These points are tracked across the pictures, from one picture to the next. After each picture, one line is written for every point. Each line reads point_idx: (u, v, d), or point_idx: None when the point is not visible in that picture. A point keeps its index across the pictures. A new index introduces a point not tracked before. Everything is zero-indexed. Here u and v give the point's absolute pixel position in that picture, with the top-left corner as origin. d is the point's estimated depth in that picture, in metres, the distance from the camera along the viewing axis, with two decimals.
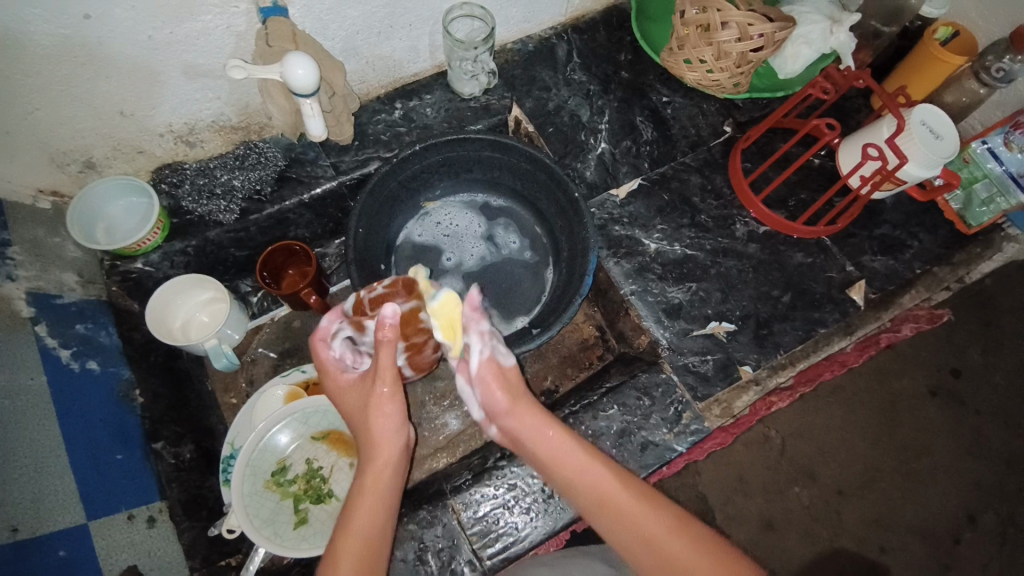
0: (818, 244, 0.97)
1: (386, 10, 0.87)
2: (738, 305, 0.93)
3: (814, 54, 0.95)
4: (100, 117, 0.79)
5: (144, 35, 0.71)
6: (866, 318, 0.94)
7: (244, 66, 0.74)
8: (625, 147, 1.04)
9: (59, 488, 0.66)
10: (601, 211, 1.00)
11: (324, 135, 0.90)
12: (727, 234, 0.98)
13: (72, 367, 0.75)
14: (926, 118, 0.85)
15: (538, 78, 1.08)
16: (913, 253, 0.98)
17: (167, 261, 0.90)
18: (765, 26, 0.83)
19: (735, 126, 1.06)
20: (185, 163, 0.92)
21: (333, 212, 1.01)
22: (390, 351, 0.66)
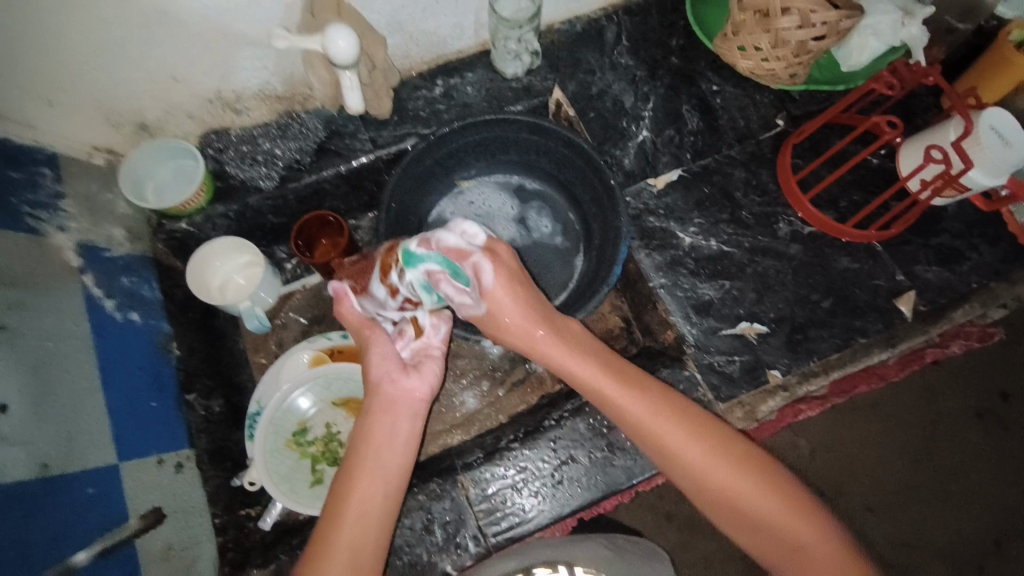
0: (867, 249, 0.92)
1: None
2: (773, 306, 0.89)
3: (881, 46, 0.90)
4: (154, 80, 0.82)
5: (200, 2, 0.73)
6: (913, 331, 0.88)
7: (287, 36, 0.76)
8: (668, 136, 1.01)
9: (92, 430, 0.69)
10: (636, 200, 0.97)
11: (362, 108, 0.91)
12: (767, 233, 0.94)
13: (115, 316, 0.80)
14: (995, 122, 0.79)
15: (582, 61, 1.06)
16: (971, 266, 0.92)
17: (209, 224, 0.94)
18: (830, 14, 0.78)
19: (788, 120, 1.01)
20: (231, 130, 0.94)
21: (369, 185, 1.03)
22: (348, 307, 0.74)
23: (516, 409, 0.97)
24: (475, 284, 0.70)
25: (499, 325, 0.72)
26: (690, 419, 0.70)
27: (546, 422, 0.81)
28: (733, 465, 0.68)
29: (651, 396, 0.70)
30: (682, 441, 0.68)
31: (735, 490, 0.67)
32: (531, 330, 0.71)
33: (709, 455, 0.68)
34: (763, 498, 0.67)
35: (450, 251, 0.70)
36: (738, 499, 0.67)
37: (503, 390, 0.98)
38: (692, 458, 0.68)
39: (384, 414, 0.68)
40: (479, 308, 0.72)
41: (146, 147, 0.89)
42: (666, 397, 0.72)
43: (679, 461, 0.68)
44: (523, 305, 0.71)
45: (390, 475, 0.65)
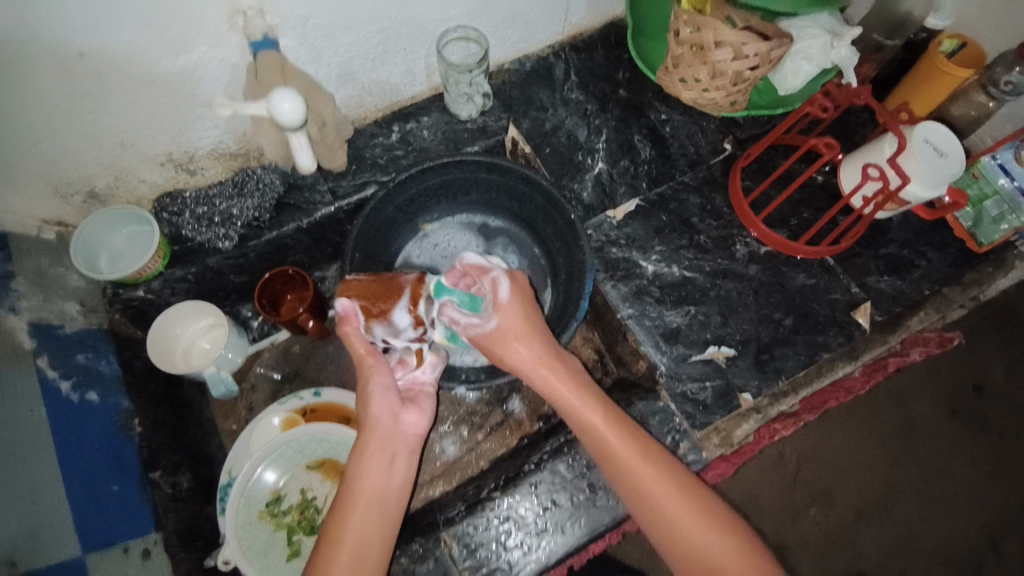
0: (822, 265, 0.95)
1: (379, 37, 0.88)
2: (739, 328, 0.91)
3: (814, 70, 0.93)
4: (102, 150, 0.80)
5: (141, 71, 0.73)
6: (873, 342, 0.91)
7: (227, 103, 0.76)
8: (623, 167, 1.03)
9: (55, 522, 0.68)
10: (597, 233, 0.99)
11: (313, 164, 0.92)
12: (727, 256, 0.96)
13: (72, 398, 0.78)
14: (929, 135, 0.80)
15: (534, 98, 1.08)
16: (921, 273, 0.95)
17: (167, 288, 0.92)
18: (760, 45, 0.79)
19: (736, 144, 1.04)
20: (184, 192, 0.93)
21: (331, 236, 1.03)
22: (358, 336, 0.74)
23: (496, 452, 0.96)
24: (493, 298, 0.76)
25: (505, 342, 0.75)
26: (670, 465, 0.69)
27: (526, 467, 0.82)
28: (708, 515, 0.66)
29: (636, 435, 0.71)
30: (658, 478, 0.68)
31: (707, 544, 0.65)
32: (537, 350, 0.75)
33: (686, 500, 0.67)
34: (733, 558, 0.64)
35: (473, 268, 0.77)
36: (709, 552, 0.64)
37: (483, 433, 0.97)
38: (670, 499, 0.67)
39: (382, 450, 0.69)
40: (500, 325, 0.75)
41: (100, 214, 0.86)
42: (648, 441, 0.71)
43: (660, 499, 0.67)
44: (539, 331, 0.76)
45: (384, 509, 0.66)
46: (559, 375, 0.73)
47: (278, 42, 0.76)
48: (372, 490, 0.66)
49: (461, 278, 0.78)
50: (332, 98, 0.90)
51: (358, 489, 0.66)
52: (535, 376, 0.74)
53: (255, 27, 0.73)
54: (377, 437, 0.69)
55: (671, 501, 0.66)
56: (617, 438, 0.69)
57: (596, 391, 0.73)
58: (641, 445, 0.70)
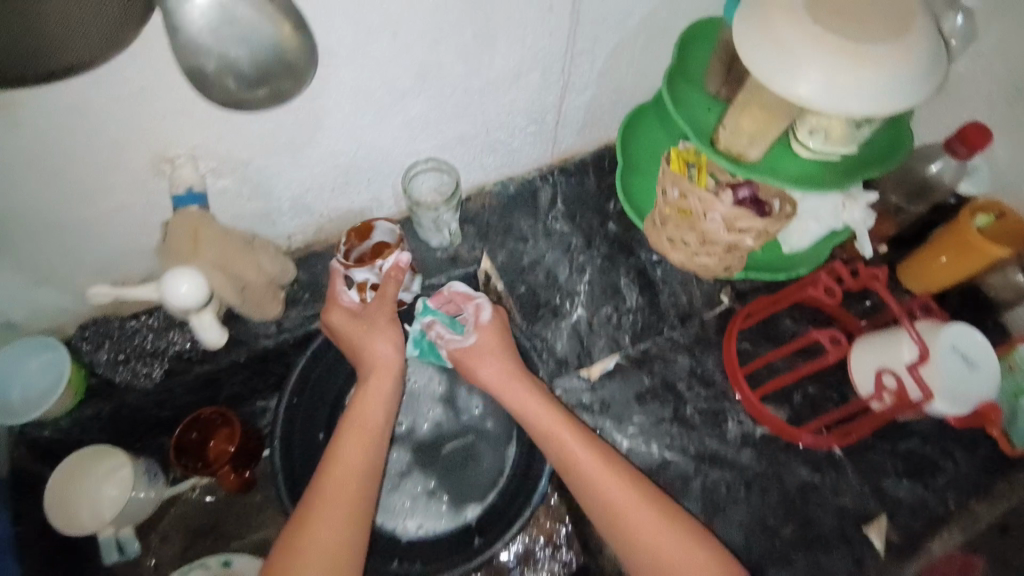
0: (829, 459, 0.80)
1: (340, 170, 0.80)
2: (724, 533, 0.76)
3: (823, 230, 0.82)
4: (12, 286, 0.73)
5: (53, 213, 0.66)
6: (889, 569, 0.75)
7: (107, 292, 0.69)
8: (604, 315, 0.91)
9: None
10: (568, 393, 0.87)
11: (224, 337, 0.76)
12: (716, 435, 0.82)
13: None
14: (955, 340, 0.67)
15: (514, 227, 0.99)
16: (949, 479, 0.80)
17: (77, 427, 0.82)
18: (755, 222, 0.68)
19: (735, 296, 0.92)
20: (115, 317, 0.83)
21: (275, 368, 0.93)
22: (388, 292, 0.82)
23: None
24: (474, 321, 0.85)
25: (482, 364, 0.82)
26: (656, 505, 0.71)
27: None
28: (662, 515, 0.70)
29: (591, 439, 0.76)
30: (640, 511, 0.70)
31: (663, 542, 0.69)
32: (501, 371, 0.81)
33: (680, 548, 0.68)
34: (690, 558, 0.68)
35: (458, 296, 0.87)
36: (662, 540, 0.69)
37: None
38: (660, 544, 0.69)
39: (362, 483, 0.72)
40: (469, 342, 0.84)
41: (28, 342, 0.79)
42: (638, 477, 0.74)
43: (618, 512, 0.71)
44: (506, 347, 0.83)
45: (353, 530, 0.69)
46: (551, 418, 0.77)
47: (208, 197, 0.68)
48: (346, 518, 0.69)
49: (444, 302, 0.89)
50: (252, 246, 0.76)
51: (326, 518, 0.69)
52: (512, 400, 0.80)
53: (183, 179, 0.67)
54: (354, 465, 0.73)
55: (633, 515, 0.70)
56: (574, 457, 0.74)
57: (589, 441, 0.75)
58: (623, 481, 0.72)
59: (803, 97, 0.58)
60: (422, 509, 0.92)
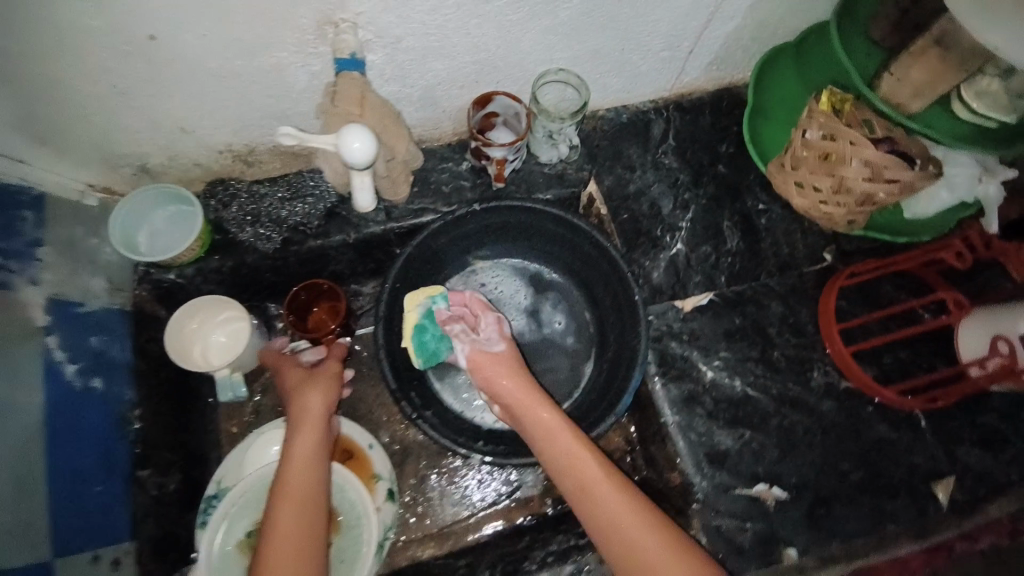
0: (909, 420, 0.82)
1: (475, 67, 0.80)
2: (796, 470, 0.80)
3: (951, 200, 0.79)
4: (161, 130, 0.76)
5: (216, 62, 0.67)
6: (947, 524, 0.78)
7: (295, 134, 0.67)
8: (704, 253, 0.92)
9: (32, 524, 0.64)
10: (659, 320, 0.89)
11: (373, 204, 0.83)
12: (800, 381, 0.84)
13: (75, 384, 0.72)
14: None
15: (623, 154, 0.98)
16: (1023, 456, 0.82)
17: (198, 277, 0.87)
18: (905, 174, 0.68)
19: (837, 255, 0.91)
20: (238, 182, 0.88)
21: (376, 255, 0.96)
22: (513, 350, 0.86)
23: (496, 525, 0.90)
24: (495, 331, 0.86)
25: (499, 386, 0.81)
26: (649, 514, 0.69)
27: None
28: (641, 518, 0.68)
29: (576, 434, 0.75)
30: (645, 532, 0.67)
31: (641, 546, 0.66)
32: (521, 387, 0.80)
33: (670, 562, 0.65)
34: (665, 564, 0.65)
35: (478, 300, 0.88)
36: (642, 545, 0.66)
37: (486, 501, 0.91)
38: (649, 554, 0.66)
39: (314, 464, 0.72)
40: (492, 345, 0.84)
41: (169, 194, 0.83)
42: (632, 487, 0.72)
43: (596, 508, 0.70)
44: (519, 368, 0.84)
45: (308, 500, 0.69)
46: (549, 416, 0.76)
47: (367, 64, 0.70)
48: (301, 495, 0.69)
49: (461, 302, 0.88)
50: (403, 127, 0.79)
51: (286, 495, 0.68)
52: (529, 414, 0.78)
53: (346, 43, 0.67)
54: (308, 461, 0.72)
55: (610, 516, 0.69)
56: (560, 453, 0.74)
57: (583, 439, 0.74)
58: (617, 489, 0.71)
59: (993, 44, 0.61)
60: None
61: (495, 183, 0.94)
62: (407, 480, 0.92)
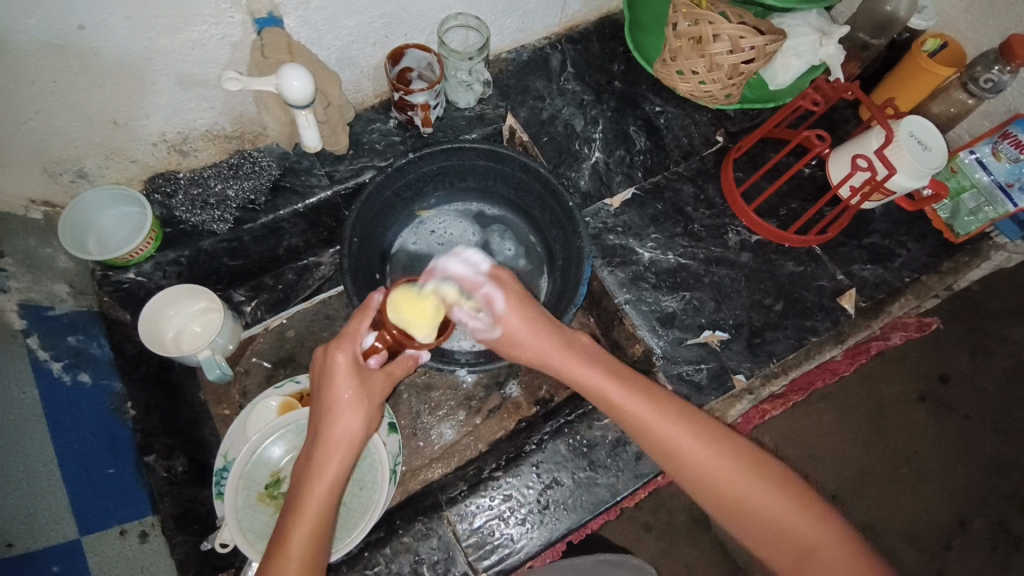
0: (809, 253, 0.98)
1: (382, 21, 0.88)
2: (731, 313, 0.94)
3: (803, 66, 0.96)
4: (94, 127, 0.79)
5: (139, 46, 0.71)
6: (858, 326, 0.95)
7: (239, 78, 0.75)
8: (619, 157, 1.04)
9: (53, 503, 0.68)
10: (595, 220, 1.00)
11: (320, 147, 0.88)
12: (719, 243, 0.99)
13: (63, 379, 0.76)
14: (914, 130, 0.87)
15: (532, 88, 1.08)
16: (902, 262, 1.00)
17: (159, 271, 0.89)
18: (756, 39, 0.84)
19: (727, 136, 1.07)
20: (177, 173, 0.91)
21: (327, 221, 1.01)
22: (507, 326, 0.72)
23: (494, 435, 0.98)
24: (489, 311, 0.73)
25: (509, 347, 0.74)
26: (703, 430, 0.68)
27: (527, 447, 0.84)
28: (721, 453, 0.66)
29: (645, 387, 0.71)
30: (698, 451, 0.66)
31: (732, 482, 0.65)
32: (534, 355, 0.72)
33: (733, 476, 0.65)
34: (752, 487, 0.65)
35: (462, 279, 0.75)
36: (734, 480, 0.65)
37: (480, 418, 0.99)
38: (716, 473, 0.65)
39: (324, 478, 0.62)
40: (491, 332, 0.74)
41: (117, 195, 0.86)
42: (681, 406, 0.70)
43: (689, 465, 0.66)
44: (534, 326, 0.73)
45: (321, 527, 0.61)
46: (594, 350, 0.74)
47: (284, 19, 0.76)
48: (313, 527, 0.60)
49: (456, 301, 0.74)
50: (339, 79, 0.89)
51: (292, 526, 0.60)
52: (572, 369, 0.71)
53: (261, 3, 0.73)
54: (317, 475, 0.62)
55: (697, 460, 0.66)
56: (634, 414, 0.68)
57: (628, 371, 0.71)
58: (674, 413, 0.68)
59: None
60: None
61: (423, 130, 1.00)
62: (404, 417, 0.99)
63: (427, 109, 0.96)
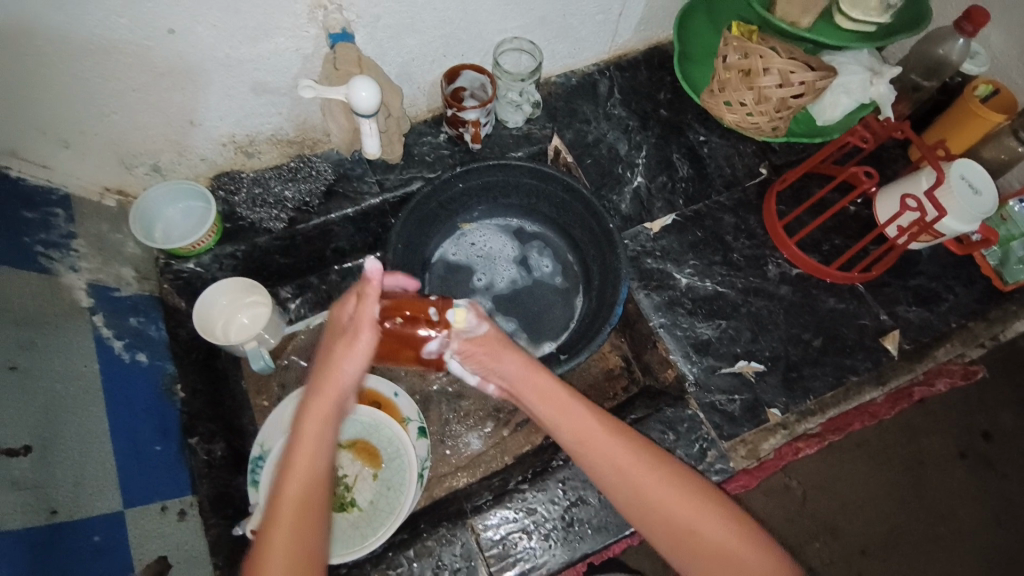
0: (852, 291, 0.97)
1: (442, 40, 0.93)
2: (768, 345, 0.93)
3: (852, 103, 0.96)
4: (173, 125, 0.85)
5: (222, 52, 0.77)
6: (899, 368, 0.93)
7: (314, 87, 0.79)
8: (661, 183, 1.06)
9: (100, 475, 0.70)
10: (634, 243, 1.02)
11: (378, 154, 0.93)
12: (759, 274, 0.99)
13: (123, 357, 0.81)
14: (964, 172, 0.87)
15: (578, 111, 1.11)
16: (949, 306, 0.97)
17: (216, 263, 0.94)
18: (807, 74, 0.86)
19: (771, 168, 1.07)
20: (241, 172, 0.96)
21: (374, 227, 1.04)
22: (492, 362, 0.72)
23: (520, 449, 0.99)
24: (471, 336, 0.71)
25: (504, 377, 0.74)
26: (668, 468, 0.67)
27: (554, 463, 0.84)
28: (673, 479, 0.66)
29: (601, 414, 0.70)
30: (662, 490, 0.65)
31: (656, 489, 0.65)
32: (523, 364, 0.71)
33: (716, 524, 0.64)
34: (677, 496, 0.65)
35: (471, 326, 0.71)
36: (656, 489, 0.65)
37: (507, 430, 1.00)
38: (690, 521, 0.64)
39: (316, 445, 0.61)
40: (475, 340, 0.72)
41: (183, 189, 0.91)
42: (643, 442, 0.69)
43: (634, 491, 0.65)
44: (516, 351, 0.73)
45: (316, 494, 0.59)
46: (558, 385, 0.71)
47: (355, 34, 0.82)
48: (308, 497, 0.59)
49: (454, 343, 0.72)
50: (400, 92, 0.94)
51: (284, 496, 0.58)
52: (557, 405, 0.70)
53: (336, 20, 0.78)
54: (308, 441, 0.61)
55: (666, 504, 0.64)
56: (593, 441, 0.67)
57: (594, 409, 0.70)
58: (644, 455, 0.67)
59: None
60: None
61: (472, 146, 1.04)
62: (433, 423, 1.00)
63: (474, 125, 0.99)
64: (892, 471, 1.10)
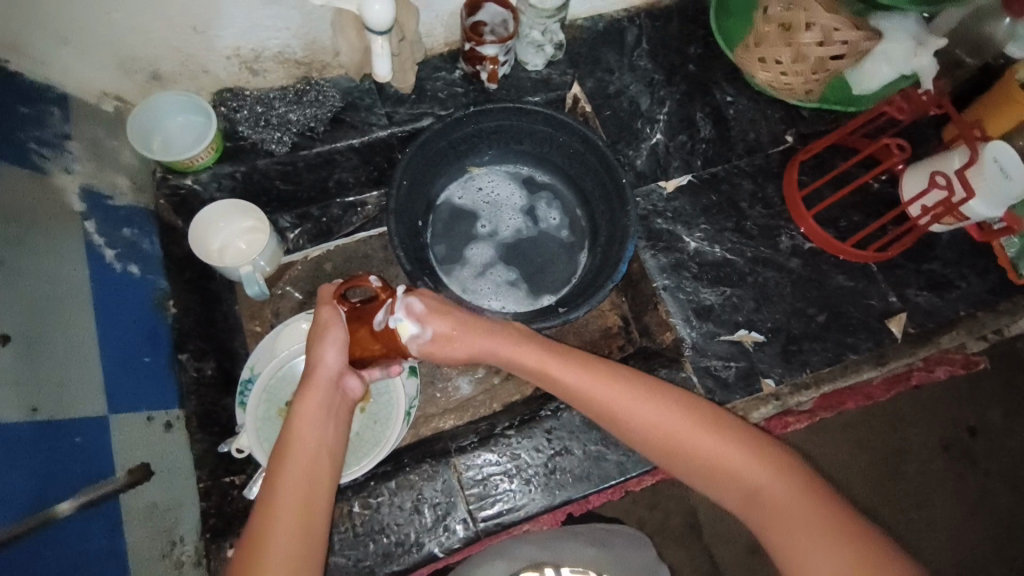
0: (863, 270, 0.95)
1: None
2: (770, 316, 0.91)
3: (892, 74, 0.91)
4: (174, 29, 0.80)
5: None
6: (901, 352, 0.92)
7: None
8: (680, 142, 1.01)
9: (87, 378, 0.70)
10: (646, 201, 0.98)
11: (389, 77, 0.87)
12: (770, 245, 0.96)
13: (115, 267, 0.80)
14: (1001, 156, 0.82)
15: (602, 59, 1.05)
16: (960, 294, 0.95)
17: (214, 183, 0.92)
18: (852, 33, 0.84)
19: (797, 137, 1.03)
20: (245, 90, 0.93)
21: (380, 161, 1.01)
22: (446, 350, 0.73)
23: (509, 398, 0.98)
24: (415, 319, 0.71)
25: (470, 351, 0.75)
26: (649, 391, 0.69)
27: (542, 412, 0.83)
28: (648, 395, 0.69)
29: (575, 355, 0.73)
30: (640, 405, 0.68)
31: (641, 410, 0.68)
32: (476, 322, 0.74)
33: (699, 433, 0.67)
34: (658, 412, 0.68)
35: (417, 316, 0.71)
36: (635, 407, 0.68)
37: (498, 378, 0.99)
38: (680, 435, 0.67)
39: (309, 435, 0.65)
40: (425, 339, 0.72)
41: (183, 103, 0.88)
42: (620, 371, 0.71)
43: (619, 417, 0.69)
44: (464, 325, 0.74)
45: (315, 479, 0.63)
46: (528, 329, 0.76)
47: None
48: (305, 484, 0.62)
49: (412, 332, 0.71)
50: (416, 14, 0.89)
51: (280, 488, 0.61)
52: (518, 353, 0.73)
53: None
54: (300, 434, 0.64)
55: (653, 422, 0.67)
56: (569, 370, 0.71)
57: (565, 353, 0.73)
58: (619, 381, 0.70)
59: None
60: (504, 293, 1.03)
61: (488, 86, 0.99)
62: (424, 365, 0.99)
63: (492, 63, 0.95)
64: (874, 455, 1.10)
